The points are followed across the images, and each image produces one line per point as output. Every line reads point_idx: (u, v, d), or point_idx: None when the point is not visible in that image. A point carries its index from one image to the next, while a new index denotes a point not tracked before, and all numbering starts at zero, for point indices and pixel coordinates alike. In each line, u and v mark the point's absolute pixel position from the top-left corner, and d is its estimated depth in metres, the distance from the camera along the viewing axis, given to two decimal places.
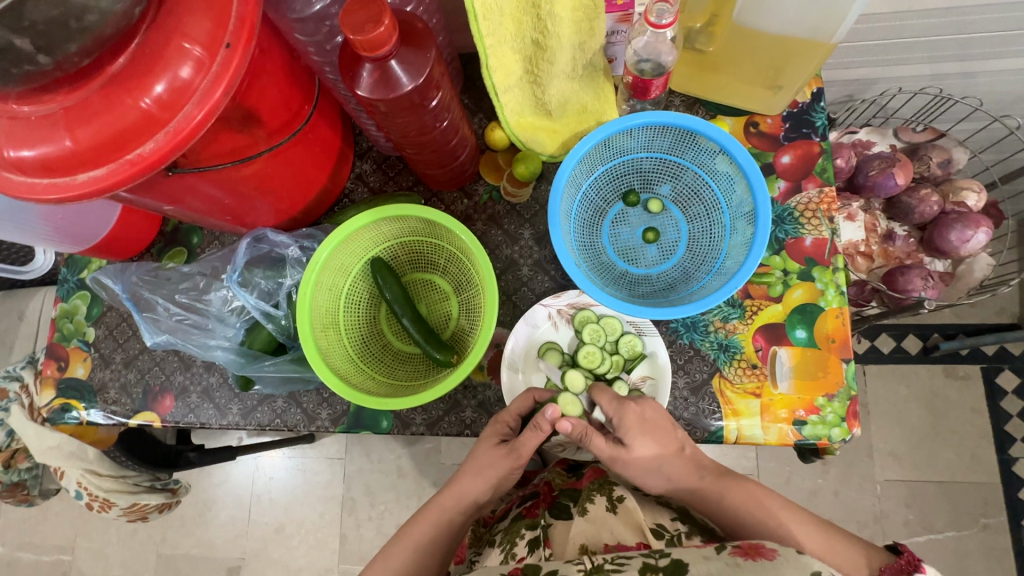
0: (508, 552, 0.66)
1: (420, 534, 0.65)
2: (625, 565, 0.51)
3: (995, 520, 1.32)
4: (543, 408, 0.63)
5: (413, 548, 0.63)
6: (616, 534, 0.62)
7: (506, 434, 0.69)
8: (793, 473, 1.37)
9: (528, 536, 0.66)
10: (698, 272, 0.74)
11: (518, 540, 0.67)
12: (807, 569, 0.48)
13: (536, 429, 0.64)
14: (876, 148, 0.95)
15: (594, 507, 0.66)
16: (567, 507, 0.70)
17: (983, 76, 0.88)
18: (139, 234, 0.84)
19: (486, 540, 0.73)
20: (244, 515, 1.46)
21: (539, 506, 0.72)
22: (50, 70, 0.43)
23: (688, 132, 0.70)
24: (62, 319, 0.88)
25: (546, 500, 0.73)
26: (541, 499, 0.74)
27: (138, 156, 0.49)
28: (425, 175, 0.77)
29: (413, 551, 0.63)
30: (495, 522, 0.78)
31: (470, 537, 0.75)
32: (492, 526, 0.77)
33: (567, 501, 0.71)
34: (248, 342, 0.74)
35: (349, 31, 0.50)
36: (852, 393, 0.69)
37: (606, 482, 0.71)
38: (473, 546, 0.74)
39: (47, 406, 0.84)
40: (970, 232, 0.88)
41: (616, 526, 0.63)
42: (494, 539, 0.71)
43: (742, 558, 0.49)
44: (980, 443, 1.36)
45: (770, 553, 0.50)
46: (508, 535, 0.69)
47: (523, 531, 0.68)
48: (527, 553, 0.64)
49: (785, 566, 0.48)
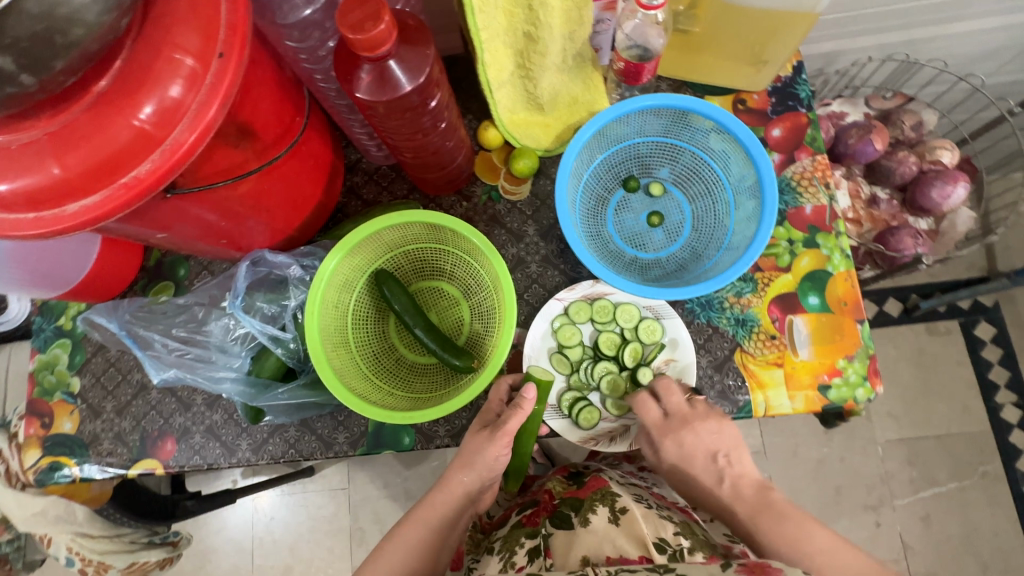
0: (506, 561, 0.64)
1: (415, 535, 0.62)
2: None
3: (992, 466, 1.37)
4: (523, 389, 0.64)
5: (408, 551, 0.61)
6: (618, 546, 0.61)
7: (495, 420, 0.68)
8: (799, 445, 1.40)
9: (528, 544, 0.65)
10: (707, 250, 0.74)
11: (517, 549, 0.65)
12: None
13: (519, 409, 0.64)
14: (850, 117, 0.98)
15: (596, 519, 0.65)
16: (568, 517, 0.67)
17: (943, 39, 0.92)
18: (120, 272, 0.79)
19: (485, 548, 0.71)
20: (249, 561, 1.38)
21: (539, 514, 0.70)
22: (34, 91, 0.39)
23: (683, 112, 0.71)
24: (42, 372, 0.82)
25: (546, 509, 0.70)
26: (541, 507, 0.71)
27: (134, 179, 0.45)
28: (422, 180, 0.75)
29: (414, 553, 0.61)
30: (492, 527, 0.77)
31: (468, 543, 0.75)
32: (490, 531, 0.76)
33: (568, 510, 0.68)
34: (255, 371, 0.70)
35: (348, 32, 0.48)
36: (870, 351, 0.70)
37: (609, 492, 0.69)
38: (471, 553, 0.73)
39: (33, 467, 0.77)
40: (950, 187, 0.92)
41: (618, 538, 0.62)
42: (493, 547, 0.69)
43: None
44: (969, 394, 1.41)
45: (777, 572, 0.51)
46: (507, 544, 0.67)
47: (522, 540, 0.66)
48: (527, 562, 0.63)
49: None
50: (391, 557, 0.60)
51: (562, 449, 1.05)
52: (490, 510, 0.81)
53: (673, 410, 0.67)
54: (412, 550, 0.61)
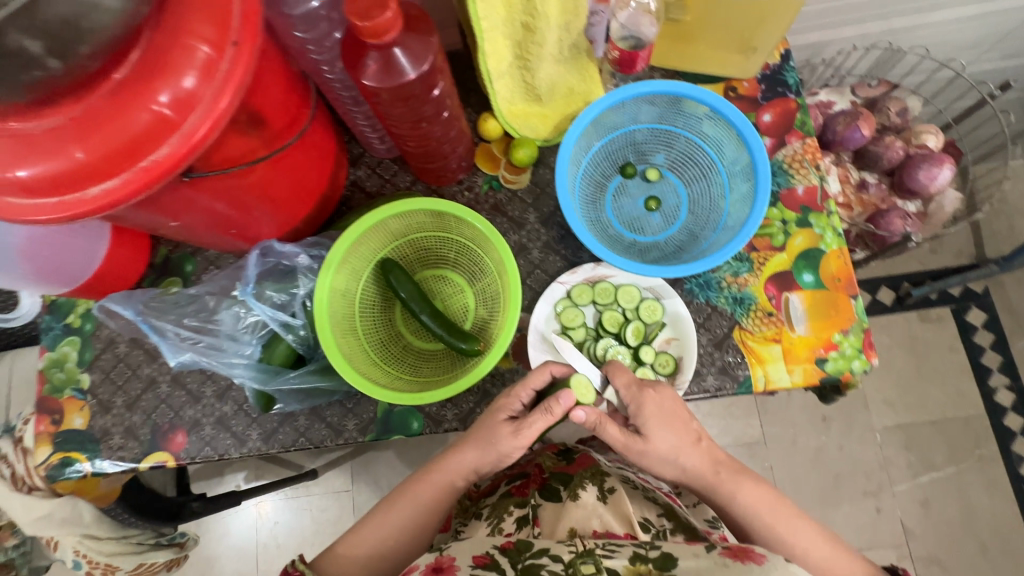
0: (495, 526, 0.69)
1: (427, 495, 0.67)
2: (616, 552, 0.54)
3: (988, 449, 1.39)
4: (559, 395, 0.63)
5: (417, 506, 0.66)
6: (604, 521, 0.66)
7: (515, 412, 0.68)
8: (798, 433, 1.42)
9: (517, 513, 0.69)
10: (704, 232, 0.77)
11: (506, 516, 0.70)
12: None
13: (547, 413, 0.64)
14: (838, 105, 1.01)
15: (585, 495, 0.70)
16: (557, 490, 0.71)
17: (924, 28, 0.95)
18: (129, 268, 0.80)
19: (472, 513, 0.74)
20: (255, 564, 1.37)
21: (529, 486, 0.73)
22: (59, 76, 0.41)
23: (677, 99, 0.73)
24: (51, 369, 0.83)
25: (535, 481, 0.74)
26: (530, 479, 0.74)
27: (152, 162, 0.47)
28: (425, 170, 0.77)
29: (422, 508, 0.66)
30: (482, 496, 0.77)
31: (456, 509, 0.76)
32: (479, 499, 0.77)
33: (558, 484, 0.73)
34: (266, 358, 0.71)
35: (356, 19, 0.50)
36: (864, 325, 0.72)
37: (599, 471, 0.74)
38: (459, 517, 0.75)
39: (45, 464, 0.78)
40: (936, 169, 0.94)
41: (606, 514, 0.67)
42: (481, 513, 0.72)
43: (730, 560, 0.50)
44: (963, 378, 1.44)
45: (759, 557, 0.50)
46: (495, 510, 0.71)
47: (512, 508, 0.71)
48: (515, 529, 0.68)
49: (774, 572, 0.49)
50: (399, 513, 0.65)
51: (565, 439, 1.06)
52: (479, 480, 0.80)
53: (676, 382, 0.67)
54: (421, 506, 0.66)
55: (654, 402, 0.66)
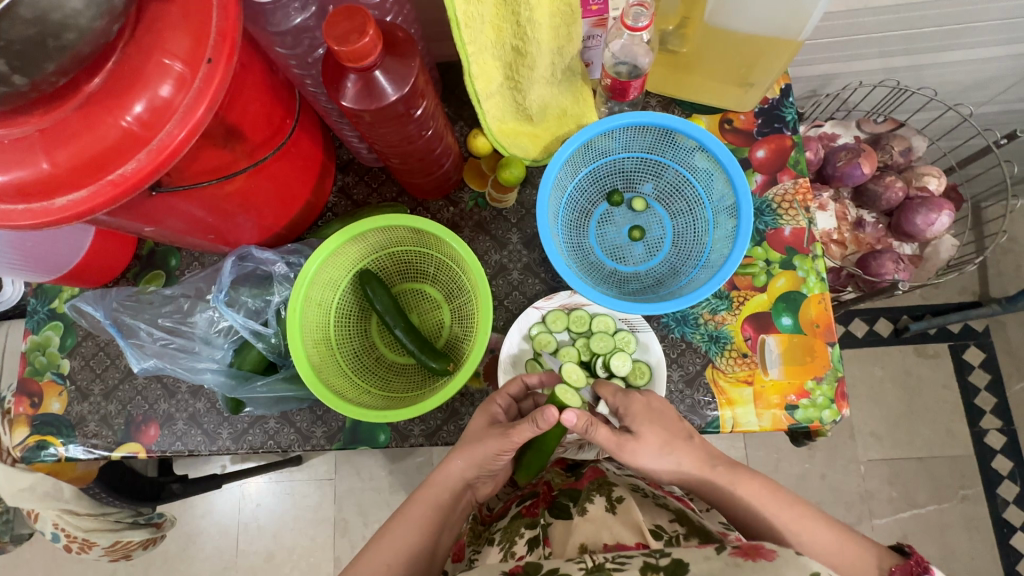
0: (506, 551, 0.63)
1: (435, 515, 0.64)
2: (627, 564, 0.49)
3: (973, 491, 1.37)
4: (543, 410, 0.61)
5: (421, 528, 0.62)
6: (615, 534, 0.60)
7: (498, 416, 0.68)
8: (781, 459, 1.40)
9: (528, 535, 0.63)
10: (685, 266, 0.76)
11: (517, 539, 0.64)
12: (807, 569, 0.45)
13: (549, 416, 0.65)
14: (841, 139, 0.99)
15: (594, 507, 0.64)
16: (566, 507, 0.66)
17: (933, 68, 0.93)
18: (113, 260, 0.81)
19: (485, 538, 0.69)
20: (232, 545, 1.39)
21: (538, 505, 0.69)
22: (25, 91, 0.41)
23: (667, 131, 0.72)
24: (33, 353, 0.84)
25: (545, 500, 0.69)
26: (540, 498, 0.70)
27: (119, 176, 0.47)
28: (411, 184, 0.77)
29: (422, 532, 0.62)
30: (493, 520, 0.74)
31: (468, 535, 0.71)
32: (491, 523, 0.74)
33: (567, 501, 0.67)
34: (237, 363, 0.74)
35: (334, 43, 0.50)
36: (839, 374, 0.71)
37: (606, 482, 0.68)
38: (472, 544, 0.70)
39: (21, 445, 0.79)
40: (934, 215, 0.93)
41: (615, 526, 0.61)
42: (493, 537, 0.67)
43: (742, 559, 0.47)
44: (954, 418, 1.41)
45: (771, 553, 0.47)
46: (507, 534, 0.66)
47: (522, 530, 0.65)
48: (526, 552, 0.61)
49: (786, 566, 0.46)
50: (405, 536, 0.61)
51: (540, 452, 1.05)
52: (490, 503, 0.78)
53: (638, 410, 0.66)
54: (423, 529, 0.62)
55: (640, 404, 0.66)
